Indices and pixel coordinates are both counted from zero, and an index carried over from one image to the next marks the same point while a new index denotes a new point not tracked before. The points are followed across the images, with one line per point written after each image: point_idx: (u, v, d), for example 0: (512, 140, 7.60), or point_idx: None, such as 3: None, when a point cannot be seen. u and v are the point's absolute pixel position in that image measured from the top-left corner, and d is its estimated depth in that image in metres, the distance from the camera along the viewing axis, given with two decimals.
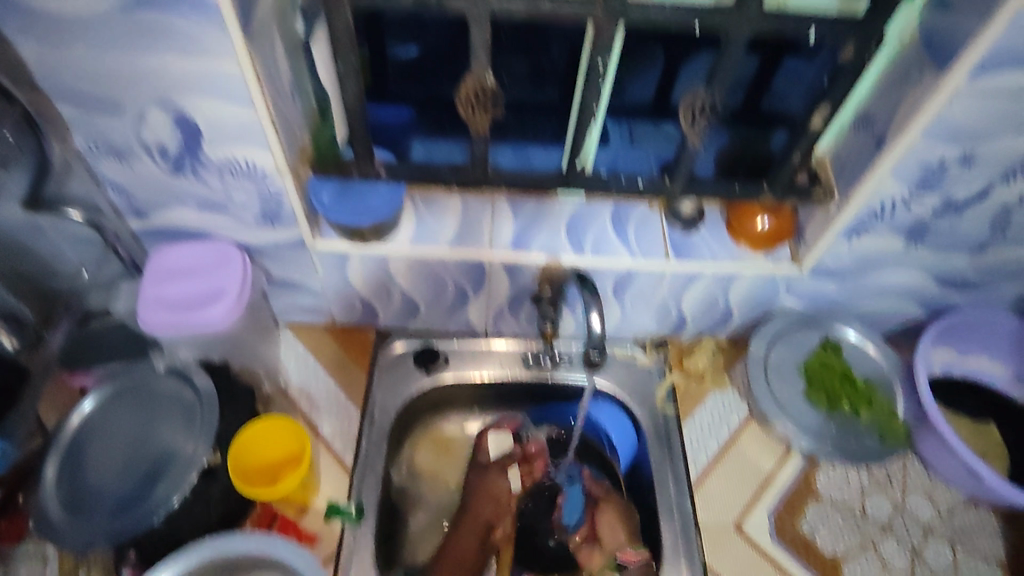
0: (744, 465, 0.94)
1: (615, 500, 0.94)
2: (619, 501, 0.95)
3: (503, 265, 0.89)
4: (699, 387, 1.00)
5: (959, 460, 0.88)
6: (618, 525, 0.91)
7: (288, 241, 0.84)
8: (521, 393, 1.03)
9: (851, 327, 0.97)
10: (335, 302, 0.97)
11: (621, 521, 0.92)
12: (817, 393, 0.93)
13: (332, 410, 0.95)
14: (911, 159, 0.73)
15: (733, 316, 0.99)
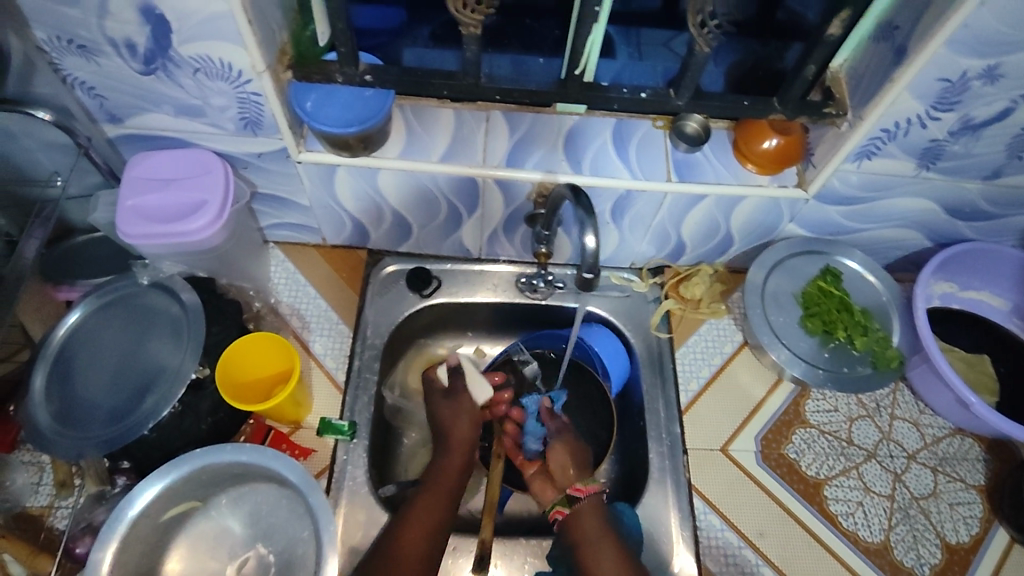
0: (736, 391, 0.94)
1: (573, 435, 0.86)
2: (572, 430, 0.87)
3: (497, 182, 0.85)
4: (695, 313, 1.00)
5: (949, 390, 0.88)
6: (575, 462, 0.82)
7: (272, 152, 0.81)
8: (514, 317, 1.02)
9: (853, 257, 0.94)
10: (325, 220, 0.95)
11: (575, 457, 0.83)
12: (813, 321, 0.90)
13: (323, 328, 0.94)
14: (931, 72, 0.68)
15: (733, 243, 0.97)
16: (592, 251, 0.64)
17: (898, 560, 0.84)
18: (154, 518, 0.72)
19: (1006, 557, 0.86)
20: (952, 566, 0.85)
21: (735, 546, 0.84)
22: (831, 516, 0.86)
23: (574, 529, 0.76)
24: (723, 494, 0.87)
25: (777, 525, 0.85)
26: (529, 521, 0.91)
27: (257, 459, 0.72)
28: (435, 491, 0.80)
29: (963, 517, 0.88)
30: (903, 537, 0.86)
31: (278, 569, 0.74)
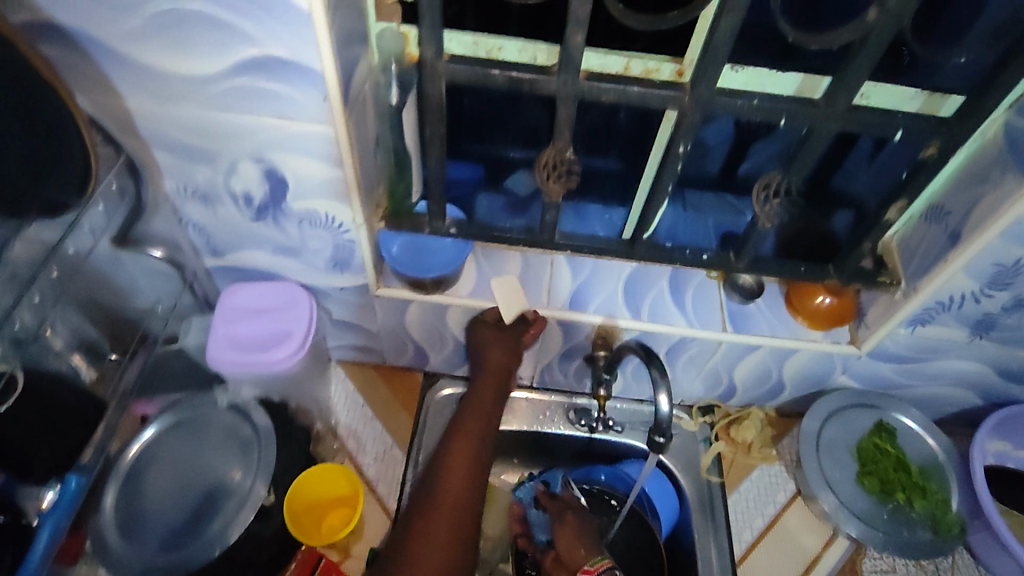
0: (791, 544, 0.92)
1: (578, 511, 0.95)
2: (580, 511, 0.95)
3: (559, 322, 0.90)
4: (746, 459, 1.00)
5: (1016, 563, 0.85)
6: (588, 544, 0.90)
7: (352, 287, 0.86)
8: (563, 449, 1.03)
9: (908, 413, 0.95)
10: (389, 344, 0.99)
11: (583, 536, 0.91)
12: (870, 478, 0.90)
13: (378, 451, 0.96)
14: (986, 257, 0.72)
15: (783, 389, 0.99)
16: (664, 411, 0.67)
17: None
18: None
19: None
20: None
21: None
22: None
23: None
24: None
25: None
26: None
27: None
28: (455, 467, 0.80)
29: None
30: None
31: None
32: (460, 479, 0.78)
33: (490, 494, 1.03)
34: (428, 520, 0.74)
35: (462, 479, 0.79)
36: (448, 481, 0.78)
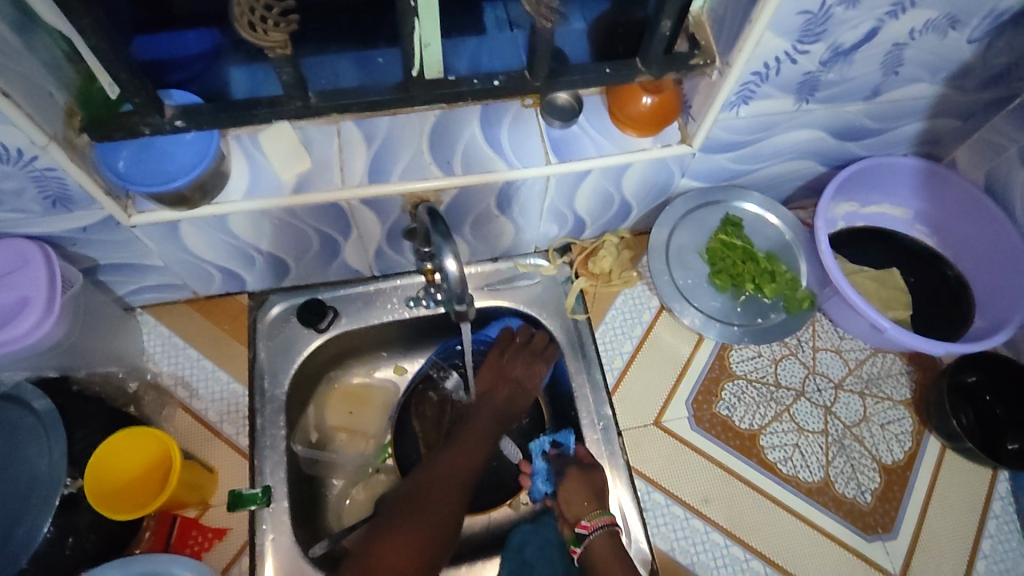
0: (661, 358, 0.92)
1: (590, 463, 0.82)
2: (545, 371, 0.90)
3: (363, 202, 0.77)
4: (608, 288, 0.96)
5: (863, 318, 0.86)
6: (579, 494, 0.79)
7: (97, 223, 0.70)
8: (425, 331, 0.97)
9: (749, 199, 0.92)
10: (190, 275, 0.85)
11: (583, 488, 0.79)
12: (720, 277, 0.88)
13: (214, 391, 0.86)
14: (789, 6, 0.62)
15: (632, 208, 0.92)
16: (456, 277, 0.58)
17: (840, 494, 0.85)
18: None
19: (942, 465, 0.87)
20: (892, 487, 0.86)
21: (684, 519, 0.83)
22: (770, 465, 0.86)
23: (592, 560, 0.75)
24: (662, 469, 0.85)
25: (720, 488, 0.85)
26: (478, 538, 0.89)
27: (153, 569, 0.65)
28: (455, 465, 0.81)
29: (895, 435, 0.89)
30: (842, 469, 0.86)
31: None
32: (446, 503, 0.78)
33: (365, 395, 0.97)
34: (412, 520, 0.75)
35: (452, 479, 0.80)
36: (445, 484, 0.79)
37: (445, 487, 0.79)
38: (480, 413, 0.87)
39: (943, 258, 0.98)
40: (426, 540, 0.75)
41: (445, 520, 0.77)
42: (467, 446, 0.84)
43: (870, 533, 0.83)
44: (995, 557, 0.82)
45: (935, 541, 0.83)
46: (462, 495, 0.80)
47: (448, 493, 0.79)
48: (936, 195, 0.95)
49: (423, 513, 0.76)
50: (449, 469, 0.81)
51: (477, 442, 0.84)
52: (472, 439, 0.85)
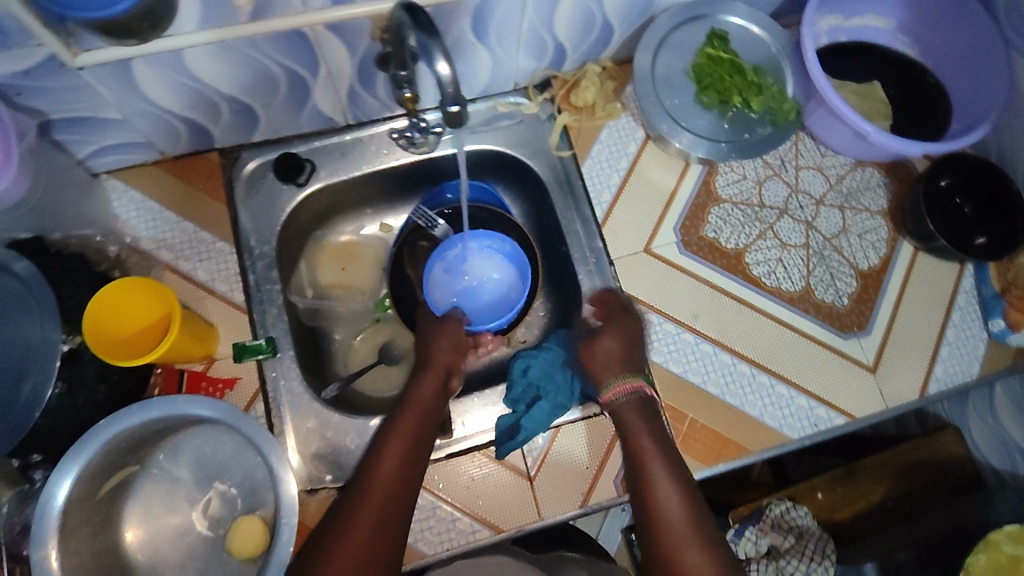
0: (649, 188, 0.92)
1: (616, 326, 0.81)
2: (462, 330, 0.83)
3: (328, 27, 0.70)
4: (592, 121, 0.94)
5: (846, 127, 0.88)
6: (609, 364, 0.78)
7: (41, 67, 0.64)
8: (408, 179, 0.95)
9: (736, 12, 0.90)
10: (154, 132, 0.80)
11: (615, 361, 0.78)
12: (707, 94, 0.88)
13: (199, 253, 0.83)
14: None
15: (614, 30, 0.88)
16: (448, 78, 0.54)
17: (819, 300, 0.89)
18: (91, 498, 0.66)
19: (913, 266, 0.91)
20: (868, 290, 0.90)
21: (675, 335, 0.86)
22: (755, 279, 0.89)
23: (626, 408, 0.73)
24: (654, 291, 0.88)
25: (709, 304, 0.88)
26: (480, 375, 0.93)
27: (171, 410, 0.66)
28: (384, 477, 0.65)
29: (871, 243, 0.92)
30: (822, 278, 0.90)
31: (243, 498, 0.74)
32: (376, 518, 0.62)
33: (353, 252, 0.96)
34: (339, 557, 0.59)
35: (379, 492, 0.64)
36: (371, 497, 0.63)
37: (370, 502, 0.63)
38: (409, 407, 0.73)
39: (923, 67, 0.97)
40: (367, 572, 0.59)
41: (381, 537, 0.61)
42: (392, 451, 0.67)
43: (846, 332, 0.88)
44: (958, 343, 0.89)
45: (905, 336, 0.88)
46: (398, 508, 0.64)
47: (377, 508, 0.63)
48: (918, 0, 0.93)
49: (351, 537, 0.60)
50: (378, 481, 0.65)
51: (400, 444, 0.68)
52: (399, 443, 0.68)
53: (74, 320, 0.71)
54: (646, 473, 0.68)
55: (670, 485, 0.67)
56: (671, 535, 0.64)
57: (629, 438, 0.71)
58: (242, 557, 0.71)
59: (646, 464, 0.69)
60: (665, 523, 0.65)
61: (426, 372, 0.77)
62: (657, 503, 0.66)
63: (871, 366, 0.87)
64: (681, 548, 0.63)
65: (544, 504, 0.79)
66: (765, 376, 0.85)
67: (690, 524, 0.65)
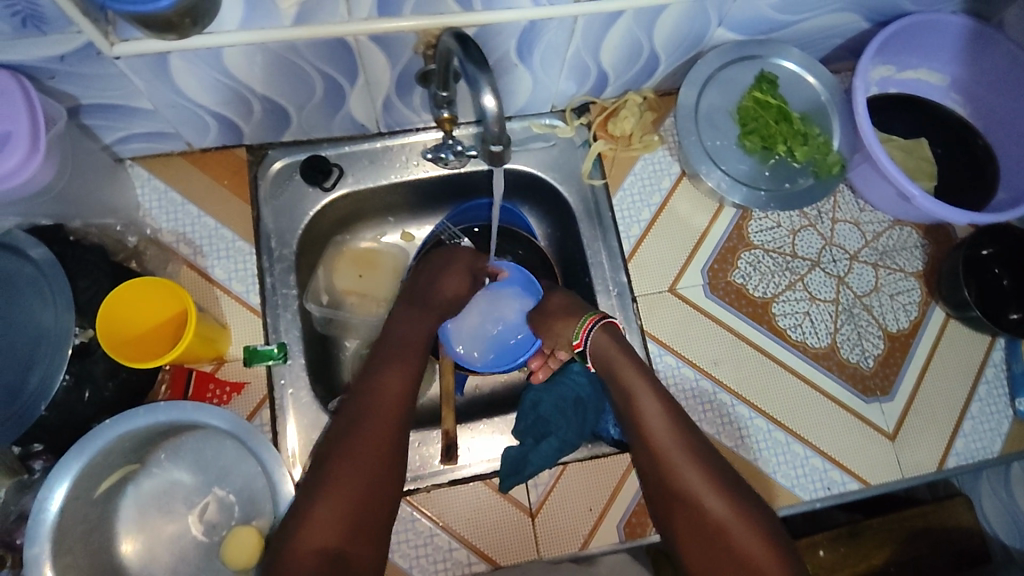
0: (680, 226, 0.90)
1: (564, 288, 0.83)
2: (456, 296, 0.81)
3: (371, 38, 0.68)
4: (628, 151, 0.91)
5: (891, 186, 0.85)
6: (571, 312, 0.80)
7: (77, 54, 0.63)
8: (436, 191, 0.93)
9: (789, 56, 0.87)
10: (184, 124, 0.79)
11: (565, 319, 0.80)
12: (751, 138, 0.86)
13: (219, 250, 0.82)
14: None
15: (660, 62, 0.85)
16: (492, 114, 0.53)
17: (844, 359, 0.87)
18: (88, 496, 0.65)
19: (943, 334, 0.89)
20: (894, 353, 0.88)
21: (693, 380, 0.84)
22: (780, 331, 0.87)
23: (602, 348, 0.76)
24: (674, 333, 0.86)
25: (730, 352, 0.86)
26: (489, 399, 0.91)
27: (178, 415, 0.65)
28: (383, 404, 0.70)
29: (903, 304, 0.90)
30: (849, 336, 0.88)
31: (241, 506, 0.72)
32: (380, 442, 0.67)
33: (373, 259, 0.94)
34: (343, 474, 0.65)
35: (377, 416, 0.69)
36: (376, 439, 0.67)
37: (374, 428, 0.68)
38: (386, 374, 0.72)
39: (973, 128, 0.94)
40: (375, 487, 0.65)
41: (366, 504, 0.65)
42: (389, 393, 0.70)
43: (868, 395, 0.86)
44: (982, 418, 0.86)
45: (928, 404, 0.86)
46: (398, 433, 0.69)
47: (379, 433, 0.68)
48: (978, 60, 0.90)
49: (338, 496, 0.64)
50: (378, 410, 0.69)
51: (399, 374, 0.72)
52: (383, 414, 0.69)
53: (87, 311, 0.71)
54: (636, 403, 0.72)
55: (653, 402, 0.72)
56: (669, 457, 0.69)
57: (613, 368, 0.75)
58: (237, 565, 0.69)
59: (636, 398, 0.73)
60: (662, 449, 0.70)
61: (407, 310, 0.79)
62: (645, 422, 0.71)
63: (891, 433, 0.85)
64: (673, 460, 0.69)
65: (544, 541, 0.78)
66: (781, 433, 0.83)
67: (684, 446, 0.70)
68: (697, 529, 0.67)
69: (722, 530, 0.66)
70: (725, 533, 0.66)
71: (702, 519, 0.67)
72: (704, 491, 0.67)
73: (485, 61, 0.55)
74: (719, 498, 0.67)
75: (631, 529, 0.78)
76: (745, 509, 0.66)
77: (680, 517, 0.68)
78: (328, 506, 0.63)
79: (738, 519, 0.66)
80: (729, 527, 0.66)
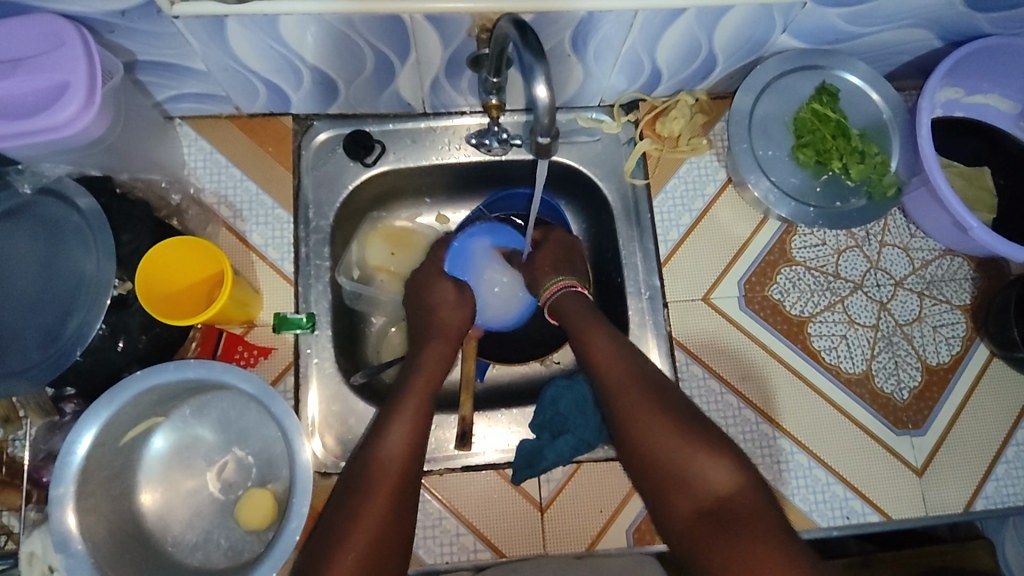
0: (720, 234, 0.88)
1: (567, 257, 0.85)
2: (466, 320, 0.82)
3: (427, 17, 0.68)
4: (674, 153, 0.89)
5: (948, 215, 0.82)
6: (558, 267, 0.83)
7: (137, 10, 0.63)
8: (476, 176, 0.92)
9: (854, 70, 0.84)
10: (235, 88, 0.80)
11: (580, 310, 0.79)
12: (805, 151, 0.83)
13: (258, 216, 0.83)
14: None
15: (717, 64, 0.83)
16: (545, 105, 0.53)
17: (877, 388, 0.84)
18: (113, 443, 0.67)
19: (985, 373, 0.85)
20: (931, 387, 0.85)
21: (718, 393, 0.83)
22: (814, 352, 0.85)
23: (566, 305, 0.79)
24: (704, 343, 0.84)
25: (759, 368, 0.84)
26: (509, 389, 0.91)
27: (206, 374, 0.66)
28: (404, 426, 0.69)
29: (945, 337, 0.86)
30: (885, 365, 0.85)
31: (259, 469, 0.74)
32: (388, 497, 0.64)
33: (407, 238, 0.93)
34: (354, 525, 0.62)
35: (392, 452, 0.67)
36: (385, 472, 0.65)
37: (382, 484, 0.65)
38: (404, 400, 0.71)
39: None
40: (384, 551, 0.62)
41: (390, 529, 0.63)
42: (404, 422, 0.69)
43: (899, 427, 0.83)
44: (1017, 463, 0.83)
45: (962, 443, 0.83)
46: (408, 490, 0.66)
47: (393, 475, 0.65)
48: None
49: (357, 528, 0.62)
50: (385, 465, 0.66)
51: (414, 416, 0.70)
52: (400, 436, 0.68)
53: (127, 264, 0.72)
54: (589, 349, 0.73)
55: (605, 346, 0.73)
56: (623, 395, 0.69)
57: (570, 320, 0.77)
58: (250, 527, 0.71)
59: (588, 344, 0.74)
60: (617, 392, 0.70)
61: (427, 349, 0.78)
62: (600, 366, 0.72)
63: (919, 469, 0.82)
64: (627, 396, 0.69)
65: (551, 538, 0.77)
66: (804, 456, 0.81)
67: (639, 385, 0.69)
68: (653, 468, 0.65)
69: (677, 463, 0.64)
70: (677, 470, 0.64)
71: (655, 457, 0.65)
72: (658, 426, 0.66)
73: (540, 49, 0.54)
74: (671, 429, 0.65)
75: (639, 536, 0.78)
76: (700, 445, 0.64)
77: (640, 460, 0.66)
78: (352, 537, 0.61)
79: (692, 449, 0.64)
80: (681, 458, 0.64)
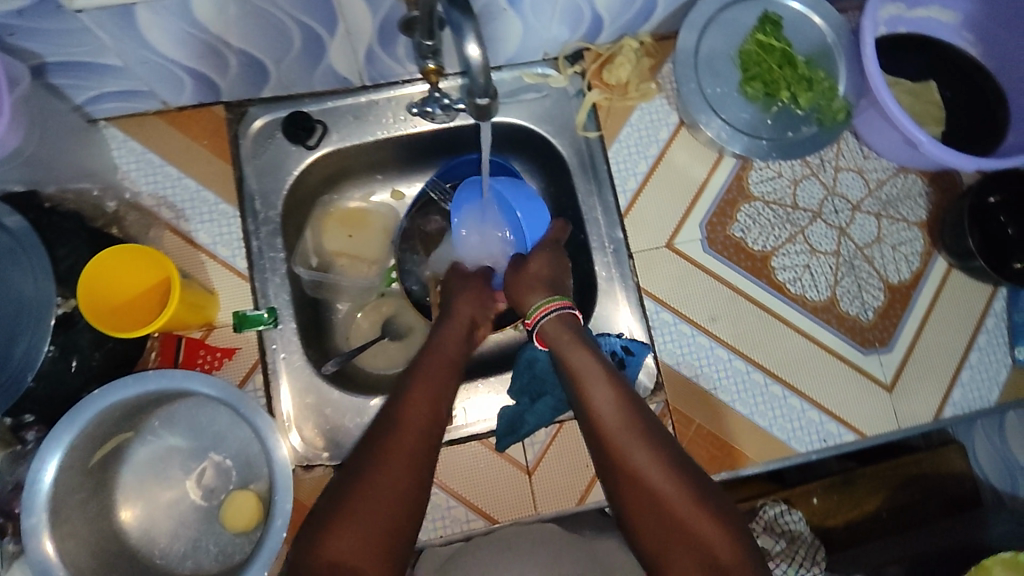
0: (676, 178, 0.87)
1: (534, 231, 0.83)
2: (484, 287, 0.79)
3: None
4: (624, 101, 0.88)
5: (898, 132, 0.82)
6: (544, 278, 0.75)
7: (34, 8, 0.58)
8: (425, 146, 0.89)
9: None
10: (157, 82, 0.75)
11: (547, 275, 0.76)
12: (753, 85, 0.82)
13: (202, 213, 0.80)
14: None
15: (658, 4, 0.81)
16: (478, 64, 0.51)
17: (843, 312, 0.85)
18: (82, 465, 0.65)
19: (945, 285, 0.87)
20: (894, 305, 0.86)
21: (689, 336, 0.83)
22: (779, 285, 0.86)
23: (551, 329, 0.70)
24: (672, 288, 0.84)
25: (727, 307, 0.84)
26: (485, 358, 0.90)
27: (167, 384, 0.64)
28: (426, 387, 0.64)
29: (905, 255, 0.88)
30: (848, 289, 0.86)
31: (238, 471, 0.73)
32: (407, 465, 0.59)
33: (363, 219, 0.91)
34: (351, 522, 0.55)
35: (415, 415, 0.62)
36: (405, 433, 0.60)
37: (400, 455, 0.59)
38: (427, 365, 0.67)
39: (984, 70, 0.90)
40: (392, 533, 0.56)
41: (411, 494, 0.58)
42: (428, 380, 0.65)
43: (867, 347, 0.85)
44: (980, 367, 0.86)
45: (927, 355, 0.85)
46: (430, 455, 0.60)
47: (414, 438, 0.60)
48: None
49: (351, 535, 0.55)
50: (407, 432, 0.60)
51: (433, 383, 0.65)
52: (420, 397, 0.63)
53: (69, 280, 0.69)
54: (586, 392, 0.65)
55: (604, 390, 0.65)
56: (622, 451, 0.61)
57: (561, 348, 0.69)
58: (237, 529, 0.70)
59: (586, 387, 0.65)
60: (610, 438, 0.62)
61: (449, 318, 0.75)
62: (597, 411, 0.63)
63: (888, 385, 0.84)
64: (625, 444, 0.61)
65: (541, 498, 0.78)
66: (778, 387, 0.83)
67: (632, 431, 0.62)
68: (665, 528, 0.58)
69: (685, 528, 0.57)
70: (688, 529, 0.57)
71: (662, 513, 0.58)
72: (663, 481, 0.59)
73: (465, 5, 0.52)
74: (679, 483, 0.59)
75: None
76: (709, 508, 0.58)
77: (644, 519, 0.59)
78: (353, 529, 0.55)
79: (704, 517, 0.58)
80: (691, 520, 0.58)
